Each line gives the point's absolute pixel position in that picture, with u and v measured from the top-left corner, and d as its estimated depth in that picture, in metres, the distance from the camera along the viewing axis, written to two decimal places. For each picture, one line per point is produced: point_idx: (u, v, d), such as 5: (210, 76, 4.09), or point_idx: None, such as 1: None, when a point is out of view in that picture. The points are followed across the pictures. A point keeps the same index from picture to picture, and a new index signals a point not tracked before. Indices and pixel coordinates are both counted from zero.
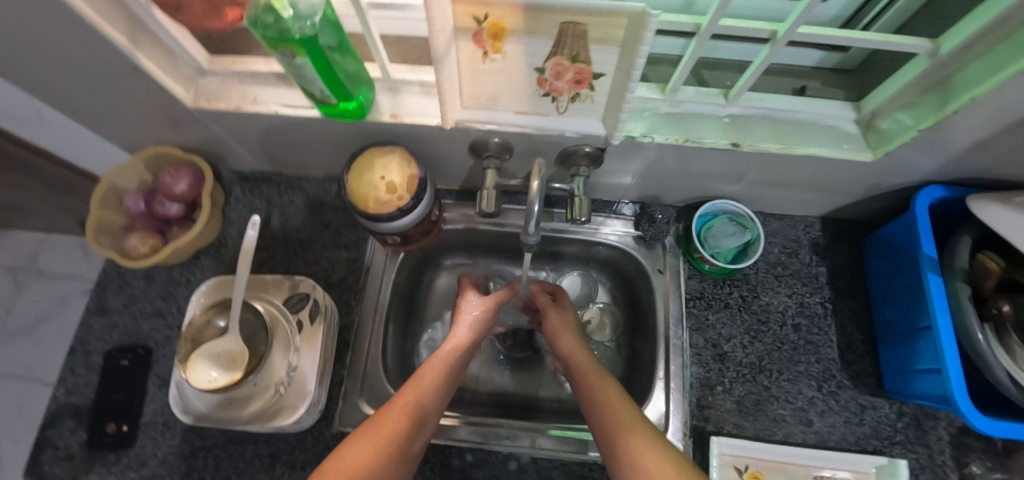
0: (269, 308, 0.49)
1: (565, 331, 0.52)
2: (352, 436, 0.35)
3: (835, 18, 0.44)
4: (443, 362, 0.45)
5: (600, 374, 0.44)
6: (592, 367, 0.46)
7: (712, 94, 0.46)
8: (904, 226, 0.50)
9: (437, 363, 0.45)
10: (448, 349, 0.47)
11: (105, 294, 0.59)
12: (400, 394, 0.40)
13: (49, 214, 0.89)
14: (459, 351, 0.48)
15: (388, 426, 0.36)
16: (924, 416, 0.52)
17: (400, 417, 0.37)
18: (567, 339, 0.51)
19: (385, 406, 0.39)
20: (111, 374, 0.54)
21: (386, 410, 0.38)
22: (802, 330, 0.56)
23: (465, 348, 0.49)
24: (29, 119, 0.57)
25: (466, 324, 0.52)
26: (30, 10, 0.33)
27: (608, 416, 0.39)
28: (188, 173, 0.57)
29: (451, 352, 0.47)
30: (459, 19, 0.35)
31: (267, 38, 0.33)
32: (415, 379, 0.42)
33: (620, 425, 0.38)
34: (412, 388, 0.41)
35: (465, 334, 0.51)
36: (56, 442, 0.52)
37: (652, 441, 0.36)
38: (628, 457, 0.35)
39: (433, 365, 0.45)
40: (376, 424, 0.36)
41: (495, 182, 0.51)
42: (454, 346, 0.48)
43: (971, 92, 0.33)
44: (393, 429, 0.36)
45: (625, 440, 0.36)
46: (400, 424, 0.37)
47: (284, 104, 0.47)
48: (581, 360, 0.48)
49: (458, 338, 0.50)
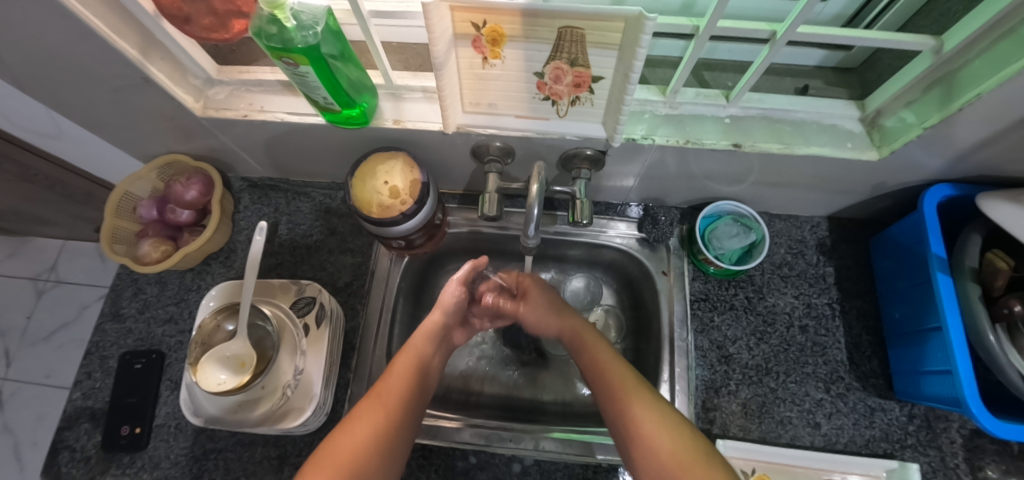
0: (276, 312, 0.51)
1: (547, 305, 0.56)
2: (336, 430, 0.39)
3: (836, 17, 0.44)
4: (415, 351, 0.48)
5: (594, 338, 0.50)
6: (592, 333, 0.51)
7: (713, 95, 0.46)
8: (911, 225, 0.49)
9: (409, 354, 0.47)
10: (420, 336, 0.50)
11: (120, 299, 0.60)
12: (376, 388, 0.43)
13: (67, 223, 0.92)
14: (431, 338, 0.51)
15: (365, 421, 0.39)
16: (934, 418, 0.51)
17: (377, 409, 0.40)
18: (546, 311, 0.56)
19: (363, 401, 0.42)
20: (124, 378, 0.56)
21: (364, 404, 0.41)
22: (809, 332, 0.56)
23: (437, 332, 0.52)
24: (48, 131, 0.59)
25: (441, 308, 0.53)
26: (48, 27, 0.34)
27: (610, 381, 0.44)
28: (199, 181, 0.58)
29: (422, 340, 0.49)
30: (458, 27, 0.36)
31: (272, 48, 0.34)
32: (388, 374, 0.44)
33: (621, 385, 0.43)
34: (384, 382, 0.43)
35: (437, 317, 0.52)
36: (73, 444, 0.53)
37: (652, 400, 0.40)
38: (626, 418, 0.40)
39: (407, 354, 0.47)
40: (354, 417, 0.40)
41: (497, 185, 0.51)
42: (425, 332, 0.51)
43: (976, 89, 0.33)
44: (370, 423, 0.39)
45: (626, 402, 0.41)
46: (378, 417, 0.40)
47: (290, 112, 0.48)
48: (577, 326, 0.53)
49: (431, 323, 0.51)
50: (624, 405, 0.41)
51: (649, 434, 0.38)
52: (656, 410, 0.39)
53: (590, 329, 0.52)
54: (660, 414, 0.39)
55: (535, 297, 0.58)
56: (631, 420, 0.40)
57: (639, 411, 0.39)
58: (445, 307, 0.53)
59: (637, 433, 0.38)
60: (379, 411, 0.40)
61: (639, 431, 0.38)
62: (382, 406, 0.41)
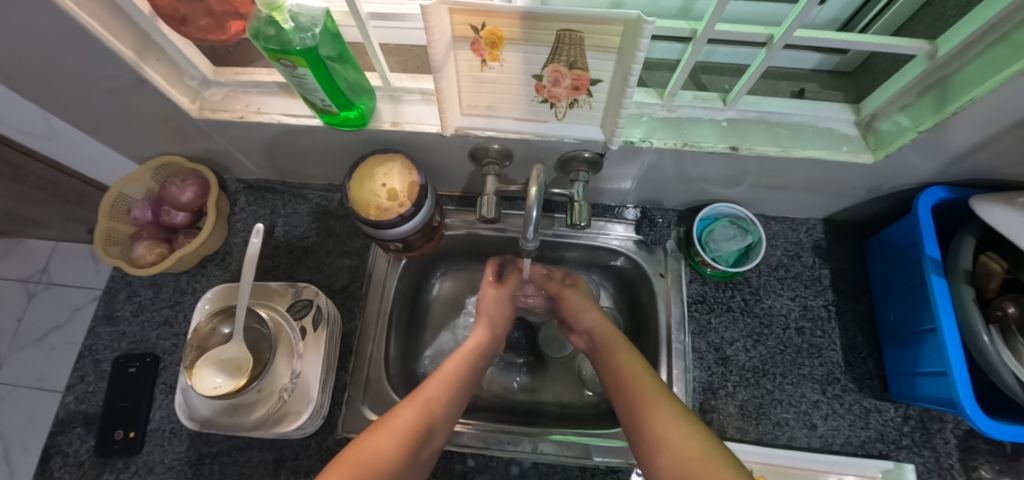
0: (273, 315, 0.50)
1: (585, 306, 0.54)
2: (366, 427, 0.36)
3: (832, 21, 0.44)
4: (463, 357, 0.48)
5: (622, 343, 0.47)
6: (619, 338, 0.48)
7: (709, 98, 0.47)
8: (906, 227, 0.49)
9: (456, 360, 0.47)
10: (471, 345, 0.50)
11: (114, 302, 0.60)
12: (417, 390, 0.41)
13: (61, 225, 0.91)
14: (481, 348, 0.50)
15: (401, 421, 0.37)
16: (929, 419, 0.52)
17: (414, 408, 0.38)
18: (591, 314, 0.53)
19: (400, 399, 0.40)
20: (118, 382, 0.55)
21: (402, 404, 0.39)
22: (805, 333, 0.56)
23: (486, 339, 0.52)
24: (40, 132, 0.58)
25: (485, 312, 0.55)
26: (41, 27, 0.34)
27: (629, 383, 0.41)
28: (195, 183, 0.58)
29: (472, 350, 0.49)
30: (457, 29, 0.36)
31: (269, 49, 0.34)
32: (432, 378, 0.43)
33: (638, 388, 0.39)
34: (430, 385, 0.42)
35: (483, 328, 0.53)
36: (65, 449, 0.53)
37: (671, 402, 0.37)
38: (642, 420, 0.36)
39: (453, 360, 0.47)
40: (389, 415, 0.37)
41: (495, 187, 0.51)
42: (476, 341, 0.51)
43: (970, 93, 0.33)
44: (406, 422, 0.37)
45: (642, 404, 0.37)
46: (414, 416, 0.38)
47: (287, 113, 0.48)
48: (608, 334, 0.49)
49: (480, 332, 0.52)
50: (639, 408, 0.37)
51: (667, 432, 0.34)
52: (671, 408, 0.36)
53: (620, 336, 0.48)
54: (676, 413, 0.35)
55: (575, 298, 0.56)
56: (645, 422, 0.36)
57: (653, 411, 0.36)
58: (490, 314, 0.55)
59: (653, 436, 0.34)
60: (414, 413, 0.38)
61: (654, 430, 0.35)
62: (421, 408, 0.39)
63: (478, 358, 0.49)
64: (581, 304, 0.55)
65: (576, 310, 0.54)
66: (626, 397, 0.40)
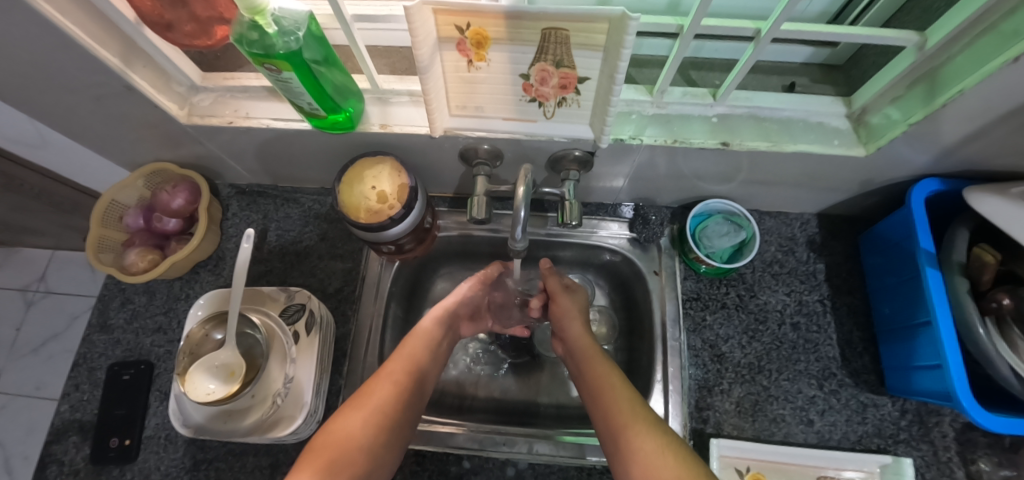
0: (266, 320, 0.49)
1: (573, 314, 0.54)
2: (340, 410, 0.40)
3: (820, 14, 0.44)
4: (427, 330, 0.50)
5: (599, 355, 0.48)
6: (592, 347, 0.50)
7: (699, 94, 0.46)
8: (900, 220, 0.49)
9: (421, 333, 0.50)
10: (434, 316, 0.52)
11: (108, 310, 0.60)
12: (386, 366, 0.45)
13: (56, 233, 0.91)
14: (441, 324, 0.52)
15: (374, 399, 0.41)
16: (927, 413, 0.51)
17: (388, 385, 0.42)
18: (575, 325, 0.53)
19: (372, 378, 0.44)
20: (113, 390, 0.55)
21: (372, 382, 0.43)
22: (800, 329, 0.56)
23: (446, 316, 0.53)
24: (30, 141, 0.58)
25: (456, 295, 0.56)
26: (24, 36, 0.34)
27: (602, 392, 0.43)
28: (185, 189, 0.58)
29: (432, 325, 0.51)
30: (442, 30, 0.36)
31: (253, 54, 0.33)
32: (397, 354, 0.47)
33: (610, 396, 0.42)
34: (398, 357, 0.46)
35: (447, 304, 0.54)
36: (61, 458, 0.53)
37: (655, 431, 0.37)
38: (619, 436, 0.38)
39: (416, 337, 0.49)
40: (361, 395, 0.41)
41: (486, 188, 0.51)
42: (435, 318, 0.52)
43: (960, 84, 0.33)
44: (379, 400, 0.41)
45: (615, 414, 0.40)
46: (387, 391, 0.42)
47: (276, 118, 0.48)
48: (587, 345, 0.51)
49: (439, 310, 0.53)
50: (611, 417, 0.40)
51: (640, 443, 0.36)
52: (647, 421, 0.39)
53: (596, 347, 0.50)
54: (647, 422, 0.38)
55: (563, 305, 0.55)
56: (619, 432, 0.39)
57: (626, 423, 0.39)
58: (459, 296, 0.56)
59: (627, 448, 0.37)
60: (388, 390, 0.42)
61: (630, 438, 0.37)
62: (392, 382, 0.43)
63: (439, 333, 0.52)
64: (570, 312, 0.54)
65: (559, 313, 0.55)
66: (601, 401, 0.43)
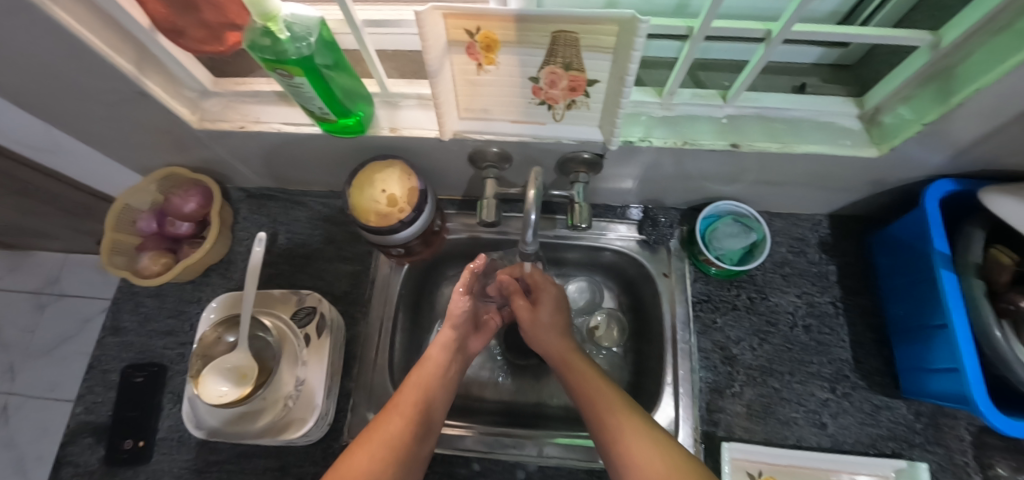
0: (277, 324, 0.51)
1: (549, 329, 0.54)
2: (350, 447, 0.40)
3: (831, 14, 0.44)
4: (436, 359, 0.49)
5: (580, 361, 0.50)
6: (578, 358, 0.50)
7: (709, 95, 0.46)
8: (913, 221, 0.48)
9: (431, 361, 0.49)
10: (440, 343, 0.51)
11: (120, 312, 0.60)
12: (395, 399, 0.44)
13: (69, 237, 0.93)
14: (447, 349, 0.51)
15: (381, 438, 0.40)
16: (941, 416, 0.51)
17: (397, 422, 0.42)
18: (552, 339, 0.53)
19: (382, 412, 0.43)
20: (126, 392, 0.56)
21: (383, 417, 0.43)
22: (812, 331, 0.55)
23: (453, 342, 0.51)
24: (45, 146, 0.59)
25: (452, 320, 0.52)
26: (42, 44, 0.35)
27: (592, 397, 0.44)
28: (197, 193, 0.58)
29: (439, 353, 0.50)
30: (451, 34, 0.36)
31: (265, 60, 0.34)
32: (405, 386, 0.46)
33: (600, 399, 0.44)
34: (409, 388, 0.46)
35: (449, 328, 0.52)
36: (75, 459, 0.53)
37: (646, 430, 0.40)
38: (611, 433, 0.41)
39: (425, 365, 0.48)
40: (370, 431, 0.41)
41: (495, 191, 0.51)
42: (442, 344, 0.51)
43: (975, 84, 0.32)
44: (387, 438, 0.40)
45: (605, 414, 0.42)
46: (397, 426, 0.42)
47: (286, 122, 0.48)
48: (562, 353, 0.52)
49: (444, 336, 0.51)
50: (602, 417, 0.42)
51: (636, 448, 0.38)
52: (641, 424, 0.40)
53: (576, 355, 0.51)
54: (640, 425, 0.40)
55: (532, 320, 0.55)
56: (611, 434, 0.41)
57: (617, 423, 0.41)
58: (456, 319, 0.52)
59: (622, 448, 0.39)
60: (396, 425, 0.42)
61: (622, 440, 0.39)
62: (400, 417, 0.42)
63: (447, 359, 0.50)
64: (547, 325, 0.55)
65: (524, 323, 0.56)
66: (591, 403, 0.44)
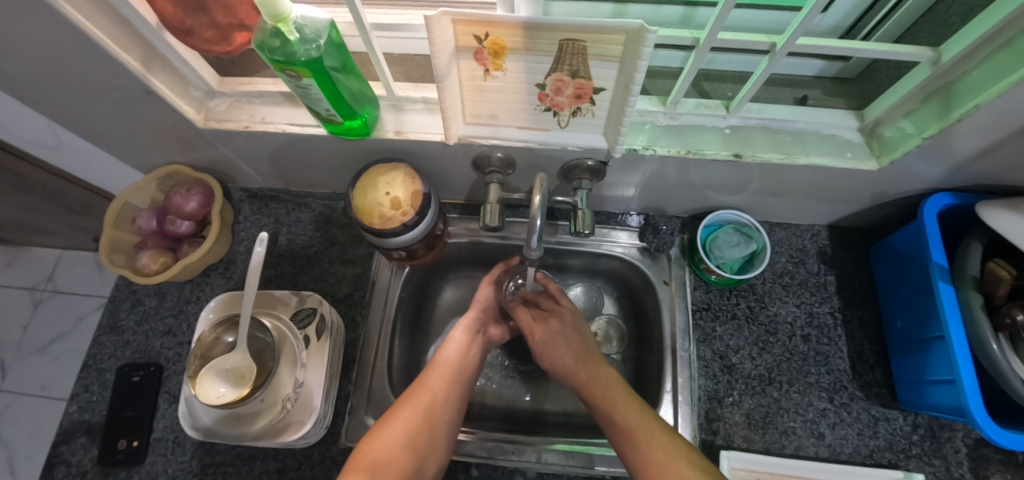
0: (277, 324, 0.50)
1: (558, 343, 0.53)
2: (381, 417, 0.45)
3: (833, 28, 0.44)
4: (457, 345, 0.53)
5: (599, 374, 0.49)
6: (603, 378, 0.49)
7: (712, 106, 0.47)
8: (912, 233, 0.49)
9: (450, 346, 0.53)
10: (458, 332, 0.54)
11: (117, 311, 0.60)
12: (422, 377, 0.49)
13: (66, 233, 0.92)
14: (469, 331, 0.55)
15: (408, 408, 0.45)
16: (939, 427, 0.51)
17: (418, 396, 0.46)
18: (564, 351, 0.53)
19: (410, 388, 0.48)
20: (122, 391, 0.55)
21: (410, 394, 0.47)
22: (811, 341, 0.56)
23: (475, 325, 0.56)
24: (46, 142, 0.59)
25: (475, 306, 0.57)
26: (49, 40, 0.35)
27: (619, 418, 0.44)
28: (199, 192, 0.58)
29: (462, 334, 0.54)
30: (460, 39, 0.36)
31: (274, 60, 0.34)
32: (431, 367, 0.50)
33: (630, 419, 0.43)
34: (433, 368, 0.50)
35: (472, 314, 0.56)
36: (68, 459, 0.52)
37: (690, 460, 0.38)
38: (640, 452, 0.40)
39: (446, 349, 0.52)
40: (400, 405, 0.46)
41: (498, 196, 0.51)
42: (464, 327, 0.55)
43: (975, 99, 0.33)
44: (413, 409, 0.44)
45: (640, 435, 0.41)
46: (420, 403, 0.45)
47: (291, 123, 0.48)
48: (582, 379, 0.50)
49: (466, 319, 0.55)
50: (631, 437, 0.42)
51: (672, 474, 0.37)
52: (674, 445, 0.40)
53: (590, 374, 0.49)
54: (673, 448, 0.40)
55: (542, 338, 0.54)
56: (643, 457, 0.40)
57: (648, 442, 0.41)
58: (479, 306, 0.57)
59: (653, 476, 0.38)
60: (417, 402, 0.45)
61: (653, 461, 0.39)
62: (422, 394, 0.46)
63: (468, 340, 0.54)
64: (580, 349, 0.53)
65: (548, 352, 0.53)
66: (618, 428, 0.43)
